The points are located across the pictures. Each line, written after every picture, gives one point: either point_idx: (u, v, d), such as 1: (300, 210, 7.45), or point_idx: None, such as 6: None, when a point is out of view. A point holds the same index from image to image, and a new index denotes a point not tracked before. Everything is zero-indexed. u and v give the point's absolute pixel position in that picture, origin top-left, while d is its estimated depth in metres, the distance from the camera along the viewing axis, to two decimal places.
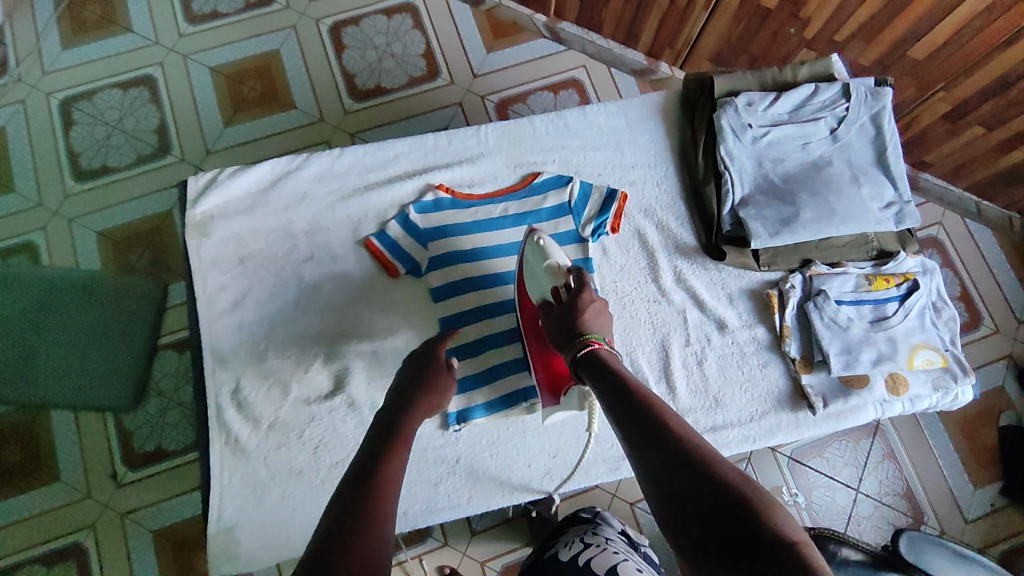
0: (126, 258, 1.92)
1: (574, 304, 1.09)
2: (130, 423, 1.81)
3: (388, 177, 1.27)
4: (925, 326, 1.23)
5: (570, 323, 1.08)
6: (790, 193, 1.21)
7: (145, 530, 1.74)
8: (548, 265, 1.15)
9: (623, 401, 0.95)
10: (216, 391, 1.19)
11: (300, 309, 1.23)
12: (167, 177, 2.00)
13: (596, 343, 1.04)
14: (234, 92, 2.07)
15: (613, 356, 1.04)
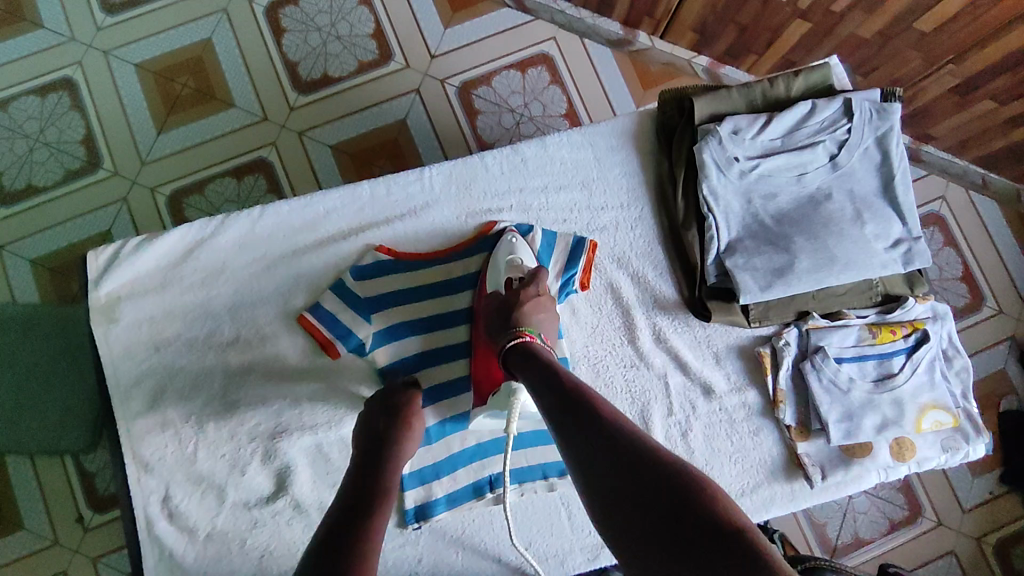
0: (66, 286, 1.32)
1: (516, 298, 0.83)
2: (91, 463, 1.28)
3: (318, 237, 0.97)
4: (935, 380, 0.92)
5: (511, 312, 0.81)
6: (783, 237, 0.92)
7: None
8: (509, 259, 0.90)
9: (552, 386, 0.70)
10: (143, 502, 0.91)
11: (229, 401, 0.93)
12: (108, 193, 1.36)
13: (528, 335, 0.79)
14: (160, 82, 1.41)
15: (545, 348, 0.78)
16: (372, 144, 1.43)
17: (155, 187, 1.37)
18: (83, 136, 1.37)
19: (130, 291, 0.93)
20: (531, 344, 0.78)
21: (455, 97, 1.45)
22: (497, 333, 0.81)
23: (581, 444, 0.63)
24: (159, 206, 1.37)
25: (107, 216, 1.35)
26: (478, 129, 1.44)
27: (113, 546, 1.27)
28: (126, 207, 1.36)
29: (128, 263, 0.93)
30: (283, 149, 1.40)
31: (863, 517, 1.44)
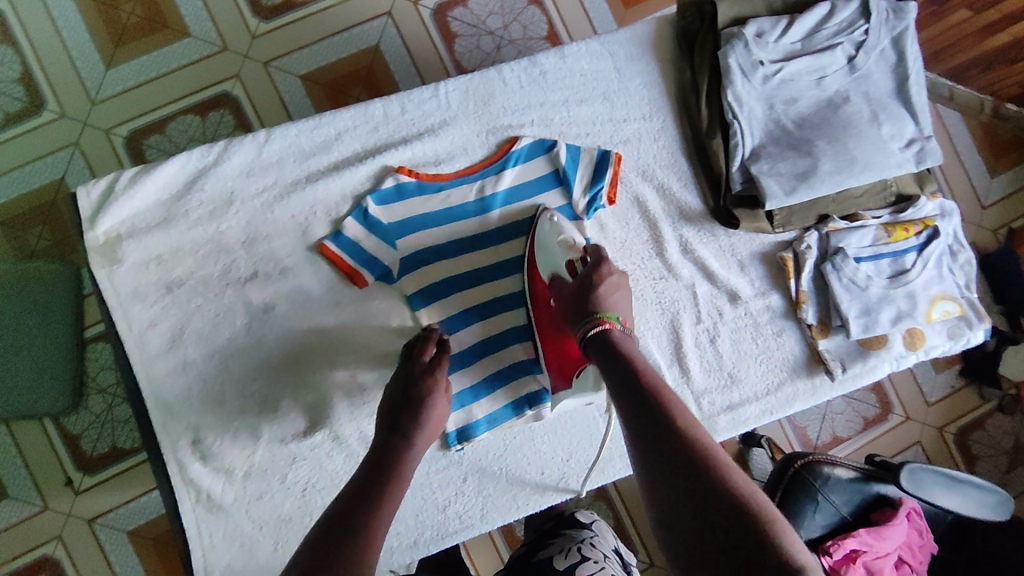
0: (23, 243, 1.18)
1: (589, 282, 0.74)
2: (73, 425, 1.18)
3: (331, 161, 0.91)
4: (943, 273, 0.98)
5: (583, 299, 0.74)
6: (806, 141, 0.93)
7: (124, 534, 1.19)
8: (562, 237, 0.84)
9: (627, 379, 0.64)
10: (172, 447, 0.86)
11: (253, 337, 0.88)
12: (58, 136, 1.20)
13: (609, 324, 0.71)
14: (102, 9, 1.22)
15: (629, 338, 0.70)
16: (345, 73, 1.27)
17: (110, 128, 1.21)
18: (21, 74, 1.19)
19: (130, 229, 0.86)
20: (612, 335, 0.70)
21: (431, 19, 1.30)
22: (573, 319, 0.74)
23: (643, 438, 0.58)
24: (116, 147, 1.21)
25: (59, 161, 1.20)
26: (456, 54, 1.30)
27: (127, 498, 1.19)
28: (79, 150, 1.20)
29: (125, 197, 0.85)
30: (249, 82, 1.25)
31: (840, 418, 1.46)
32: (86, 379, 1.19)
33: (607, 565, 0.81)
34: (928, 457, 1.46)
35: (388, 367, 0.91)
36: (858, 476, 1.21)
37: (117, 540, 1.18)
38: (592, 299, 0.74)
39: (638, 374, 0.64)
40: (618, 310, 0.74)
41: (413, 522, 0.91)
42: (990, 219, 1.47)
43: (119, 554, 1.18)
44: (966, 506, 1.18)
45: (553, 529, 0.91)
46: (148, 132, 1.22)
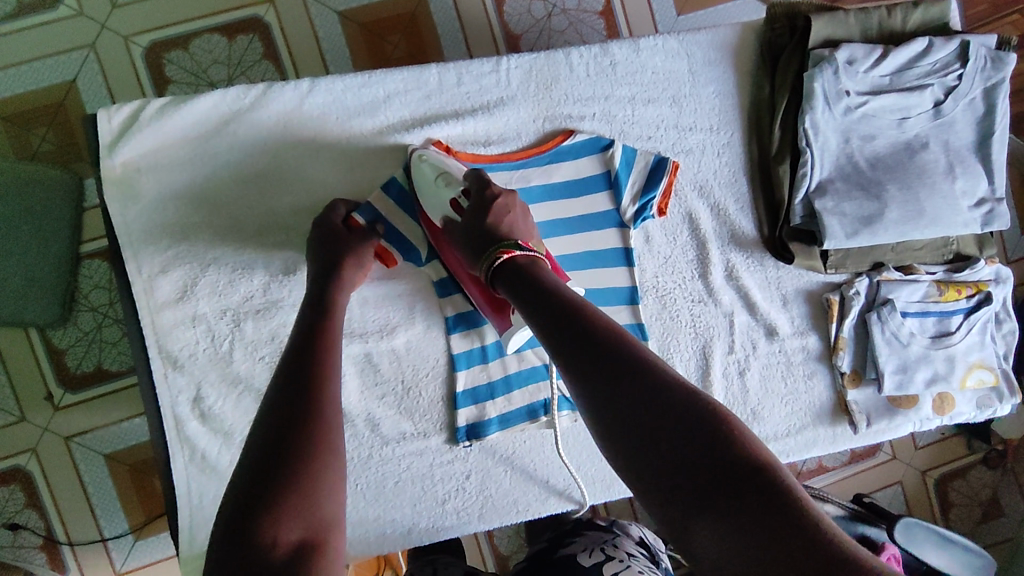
0: (24, 142, 1.10)
1: (477, 215, 0.70)
2: (59, 340, 1.12)
3: (376, 125, 0.84)
4: (986, 341, 0.94)
5: (485, 233, 0.68)
6: (876, 182, 0.88)
7: (99, 457, 1.15)
8: (440, 172, 0.77)
9: (553, 308, 0.56)
10: (171, 400, 0.81)
11: (270, 299, 0.83)
12: (74, 36, 1.10)
13: (510, 253, 0.65)
14: None
15: (537, 260, 0.65)
16: (384, 17, 1.17)
17: (129, 36, 1.11)
18: None
19: (152, 163, 0.79)
20: (515, 263, 0.64)
21: None
22: (478, 257, 0.68)
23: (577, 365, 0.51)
24: (134, 58, 1.11)
25: (72, 63, 1.10)
26: (505, 16, 1.20)
27: (106, 422, 1.15)
28: (95, 55, 1.10)
29: (149, 130, 0.78)
30: (283, 9, 1.15)
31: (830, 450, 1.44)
32: (78, 295, 1.13)
33: (633, 563, 0.76)
34: (909, 502, 1.45)
35: (407, 352, 0.86)
36: (846, 514, 1.22)
37: (92, 463, 1.14)
38: (491, 234, 0.68)
39: (564, 300, 0.57)
40: (517, 231, 0.70)
41: (409, 512, 0.88)
42: None
43: (92, 477, 1.14)
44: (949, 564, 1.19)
45: (574, 531, 0.86)
46: (170, 46, 1.12)
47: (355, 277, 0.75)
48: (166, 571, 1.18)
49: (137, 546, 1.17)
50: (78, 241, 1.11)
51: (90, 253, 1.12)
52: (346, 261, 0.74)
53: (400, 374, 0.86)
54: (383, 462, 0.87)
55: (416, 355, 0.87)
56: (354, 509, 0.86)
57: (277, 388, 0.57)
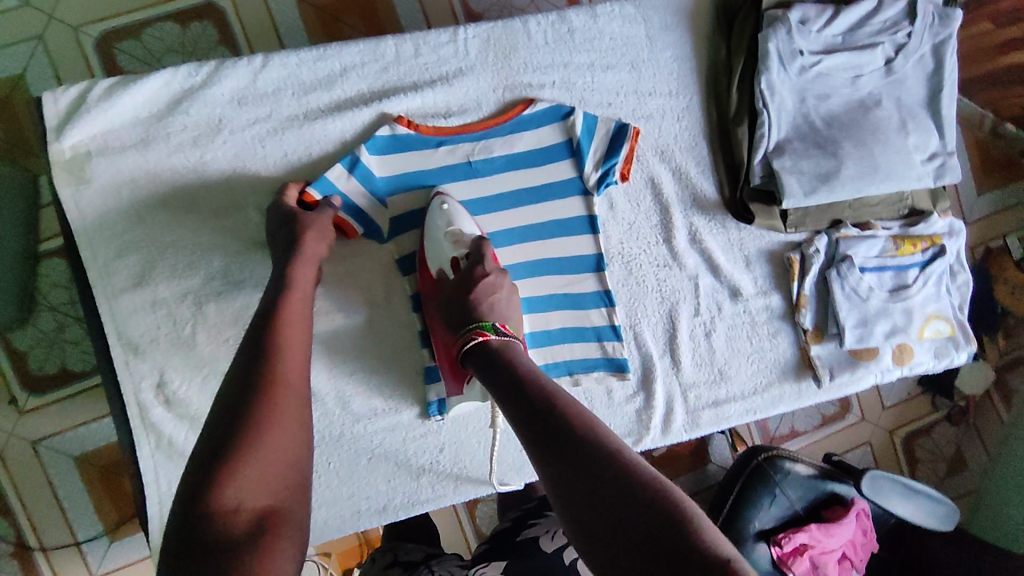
0: None
1: (466, 286, 0.74)
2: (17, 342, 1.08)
3: (333, 99, 0.82)
4: (941, 293, 0.97)
5: (469, 306, 0.72)
6: (832, 141, 0.89)
7: (69, 458, 1.12)
8: (450, 227, 0.79)
9: (522, 394, 0.58)
10: (134, 387, 0.80)
11: (231, 281, 0.81)
12: (18, 26, 1.05)
13: (484, 335, 0.69)
14: None
15: (512, 343, 0.68)
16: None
17: (78, 26, 1.06)
18: None
19: (102, 145, 0.77)
20: (488, 345, 0.68)
21: None
22: (458, 327, 0.72)
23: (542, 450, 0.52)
24: (84, 48, 1.07)
25: (18, 55, 1.05)
26: None
27: (75, 424, 1.12)
28: (43, 46, 1.05)
29: (99, 111, 0.76)
30: None
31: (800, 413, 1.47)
32: (36, 295, 1.08)
33: None
34: (877, 459, 1.50)
35: (375, 327, 0.86)
36: (816, 473, 1.25)
37: (62, 465, 1.11)
38: (473, 310, 0.72)
39: (533, 385, 0.59)
40: (501, 314, 0.73)
41: (385, 488, 0.88)
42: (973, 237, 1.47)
43: (63, 479, 1.12)
44: (912, 512, 1.24)
45: (536, 509, 0.91)
46: (121, 35, 1.07)
47: (319, 247, 0.74)
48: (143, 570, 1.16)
49: (113, 546, 1.15)
50: (35, 239, 1.07)
51: (47, 250, 1.07)
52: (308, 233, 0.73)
53: (369, 350, 0.86)
54: (355, 439, 0.86)
55: (385, 331, 0.86)
56: (328, 488, 0.86)
57: (241, 368, 0.59)
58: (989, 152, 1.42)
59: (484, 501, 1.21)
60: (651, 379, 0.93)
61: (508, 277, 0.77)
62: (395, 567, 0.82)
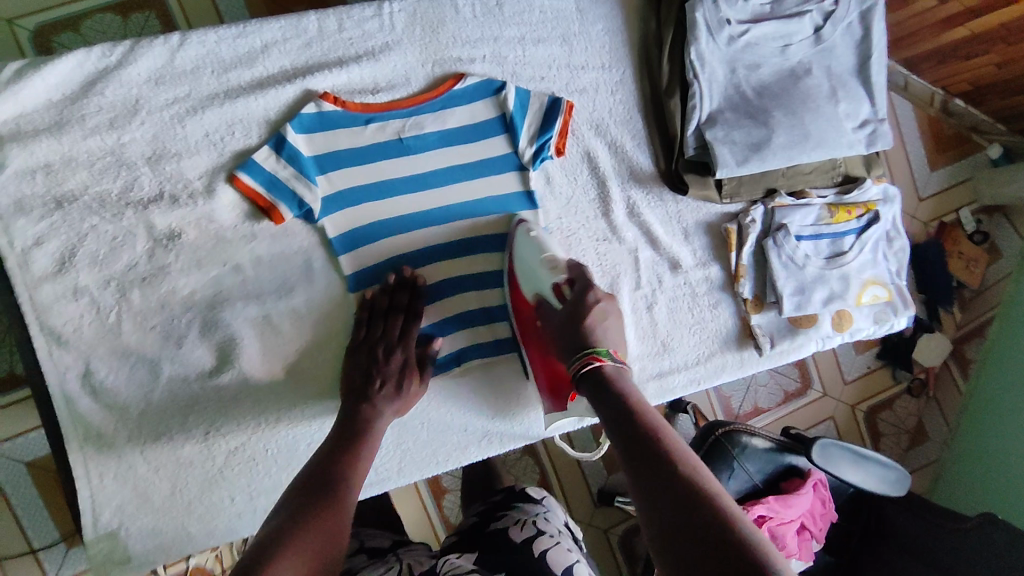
0: None
1: (578, 312, 0.72)
2: None
3: (255, 77, 0.81)
4: (877, 259, 0.99)
5: (579, 332, 0.71)
6: (763, 110, 0.90)
7: (19, 466, 1.04)
8: (546, 257, 0.80)
9: (626, 425, 0.59)
10: (58, 379, 0.76)
11: (157, 265, 0.79)
12: None
13: (600, 360, 0.68)
14: None
15: (627, 374, 0.67)
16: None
17: (12, 18, 0.98)
18: None
19: (15, 130, 0.74)
20: (604, 370, 0.67)
21: None
22: (569, 352, 0.71)
23: (639, 480, 0.53)
24: (18, 42, 0.99)
25: None
26: None
27: (18, 431, 1.03)
28: None
29: (8, 94, 0.72)
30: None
31: (763, 390, 1.46)
32: None
33: (562, 539, 0.67)
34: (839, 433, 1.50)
35: (308, 311, 0.85)
36: (773, 446, 1.25)
37: (10, 473, 1.03)
38: (582, 335, 0.70)
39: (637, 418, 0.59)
40: (607, 338, 0.72)
41: None
42: (926, 212, 1.48)
43: (15, 489, 1.04)
44: (867, 480, 1.23)
45: (503, 501, 0.76)
46: (58, 29, 1.00)
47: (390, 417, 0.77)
48: None
49: (70, 556, 1.07)
50: None
51: None
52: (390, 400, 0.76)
53: (305, 333, 0.85)
54: (293, 425, 0.84)
55: (321, 314, 0.85)
56: (267, 475, 0.84)
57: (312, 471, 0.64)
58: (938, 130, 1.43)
59: (451, 492, 1.20)
60: None
61: (614, 301, 0.76)
62: (361, 554, 0.74)
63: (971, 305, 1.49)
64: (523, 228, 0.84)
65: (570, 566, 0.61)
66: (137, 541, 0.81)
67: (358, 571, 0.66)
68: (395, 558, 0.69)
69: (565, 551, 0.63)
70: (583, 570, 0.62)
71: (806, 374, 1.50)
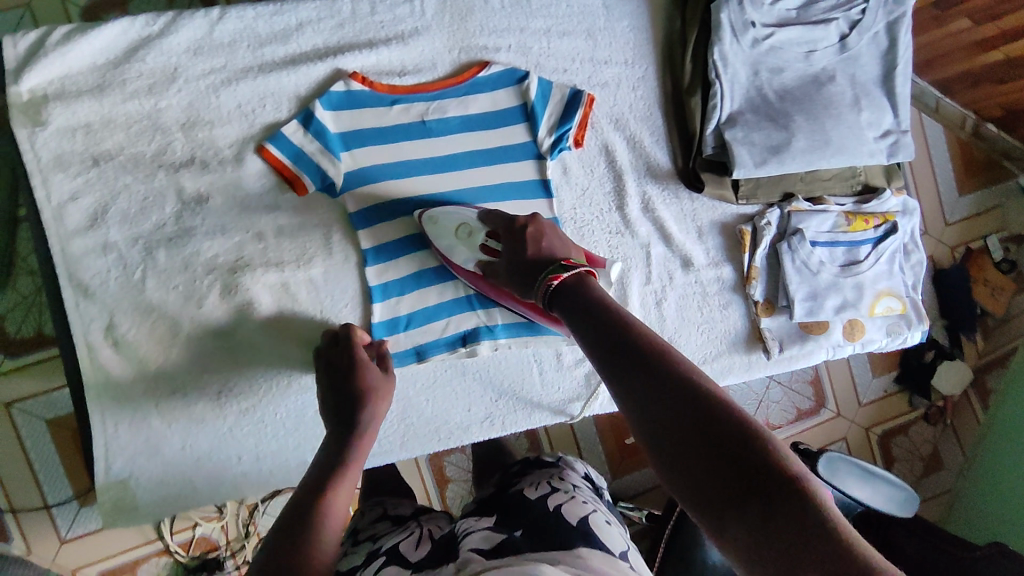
0: None
1: (518, 252, 0.75)
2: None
3: (288, 53, 0.84)
4: (893, 271, 0.98)
5: (545, 259, 0.72)
6: (784, 113, 0.90)
7: (40, 422, 1.05)
8: (458, 223, 0.83)
9: (601, 326, 0.59)
10: (83, 329, 0.79)
11: (184, 226, 0.82)
12: None
13: (559, 276, 0.67)
14: None
15: (590, 279, 0.67)
16: None
17: None
18: None
19: (59, 90, 0.78)
20: (567, 284, 0.67)
21: None
22: (532, 288, 0.71)
23: (622, 374, 0.53)
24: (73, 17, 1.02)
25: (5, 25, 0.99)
26: None
27: (45, 388, 1.05)
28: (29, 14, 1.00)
29: (55, 56, 0.76)
30: None
31: (776, 407, 1.39)
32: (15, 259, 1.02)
33: (579, 495, 0.66)
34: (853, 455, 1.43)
35: (324, 281, 0.87)
36: None
37: (32, 429, 1.04)
38: (537, 265, 0.72)
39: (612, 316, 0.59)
40: (556, 254, 0.74)
41: None
42: (953, 235, 1.44)
43: (35, 444, 1.04)
44: (875, 498, 1.23)
45: (517, 468, 0.76)
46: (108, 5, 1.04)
47: (381, 412, 0.75)
48: (114, 538, 1.08)
49: (84, 513, 1.06)
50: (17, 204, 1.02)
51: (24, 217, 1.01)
52: (375, 399, 0.74)
53: (319, 302, 0.87)
54: (302, 391, 0.87)
55: (336, 285, 0.87)
56: (275, 437, 0.87)
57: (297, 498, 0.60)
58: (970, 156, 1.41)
59: (454, 482, 1.20)
60: None
61: (542, 219, 0.79)
62: (385, 520, 0.77)
63: (994, 333, 1.41)
64: (421, 221, 0.84)
65: (585, 515, 0.60)
66: (145, 490, 0.83)
67: (381, 536, 0.69)
68: (416, 524, 0.72)
69: (580, 504, 0.63)
70: (599, 517, 0.61)
71: (820, 392, 1.43)
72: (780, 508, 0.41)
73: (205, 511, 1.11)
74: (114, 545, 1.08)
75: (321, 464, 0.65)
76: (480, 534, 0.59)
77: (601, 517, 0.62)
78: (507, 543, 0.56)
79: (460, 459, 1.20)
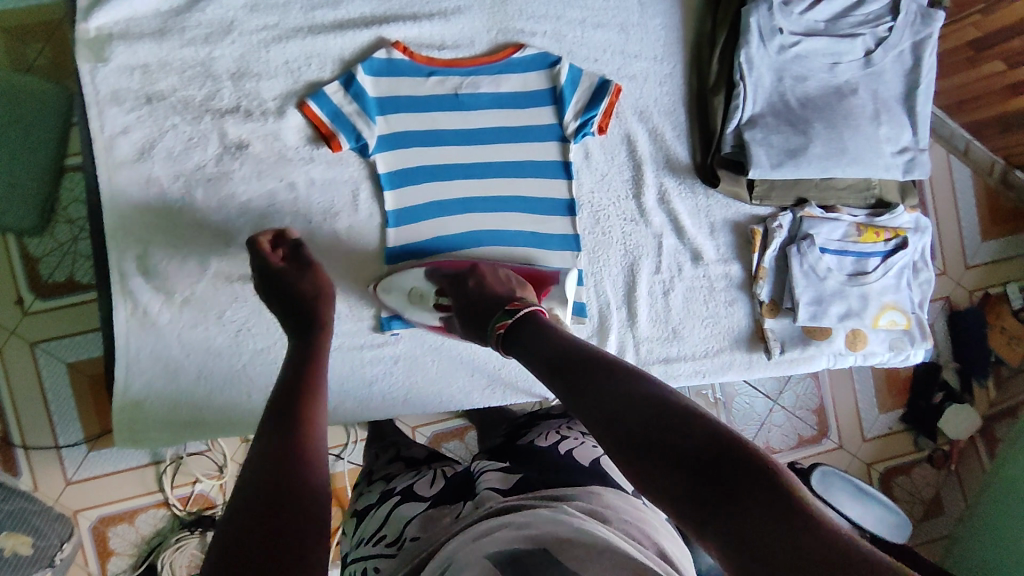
0: (17, 55, 1.00)
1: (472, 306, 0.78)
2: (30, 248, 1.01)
3: (337, 18, 0.90)
4: (901, 285, 1.00)
5: (488, 310, 0.75)
6: (804, 120, 0.93)
7: (61, 365, 1.03)
8: (410, 287, 0.87)
9: (563, 356, 0.60)
10: (119, 256, 0.84)
11: (223, 169, 0.87)
12: None
13: (503, 325, 0.71)
14: None
15: (538, 315, 0.70)
16: None
17: None
18: None
19: (123, 31, 0.83)
20: (514, 326, 0.70)
21: None
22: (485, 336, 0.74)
23: (583, 400, 0.54)
24: None
25: None
26: None
27: (72, 331, 1.04)
28: None
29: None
30: None
31: (777, 430, 1.33)
32: (55, 206, 1.01)
33: (588, 441, 0.73)
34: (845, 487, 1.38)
35: (346, 236, 0.91)
36: None
37: (52, 371, 1.03)
38: (488, 311, 0.76)
39: (572, 346, 0.61)
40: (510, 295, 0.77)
41: (336, 390, 0.92)
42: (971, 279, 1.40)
43: (52, 385, 1.03)
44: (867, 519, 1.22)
45: (529, 421, 0.84)
46: None
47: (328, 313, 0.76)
48: (122, 483, 1.06)
49: (92, 458, 1.05)
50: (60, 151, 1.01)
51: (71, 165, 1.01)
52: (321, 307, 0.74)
53: (340, 255, 0.91)
54: None
55: (358, 240, 0.91)
56: None
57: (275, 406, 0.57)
58: (994, 198, 1.41)
59: None
60: (608, 329, 0.96)
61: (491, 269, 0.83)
62: (398, 460, 0.82)
63: (1007, 384, 1.34)
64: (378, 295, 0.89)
65: (596, 458, 0.67)
66: (157, 415, 0.87)
67: (392, 475, 0.74)
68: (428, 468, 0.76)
69: (589, 448, 0.70)
70: (609, 461, 0.67)
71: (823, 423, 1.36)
72: (750, 483, 0.42)
73: (206, 468, 1.09)
74: (113, 493, 1.06)
75: (292, 368, 0.64)
76: (498, 475, 0.64)
77: (610, 460, 0.67)
78: (524, 481, 0.62)
79: (458, 447, 1.16)
